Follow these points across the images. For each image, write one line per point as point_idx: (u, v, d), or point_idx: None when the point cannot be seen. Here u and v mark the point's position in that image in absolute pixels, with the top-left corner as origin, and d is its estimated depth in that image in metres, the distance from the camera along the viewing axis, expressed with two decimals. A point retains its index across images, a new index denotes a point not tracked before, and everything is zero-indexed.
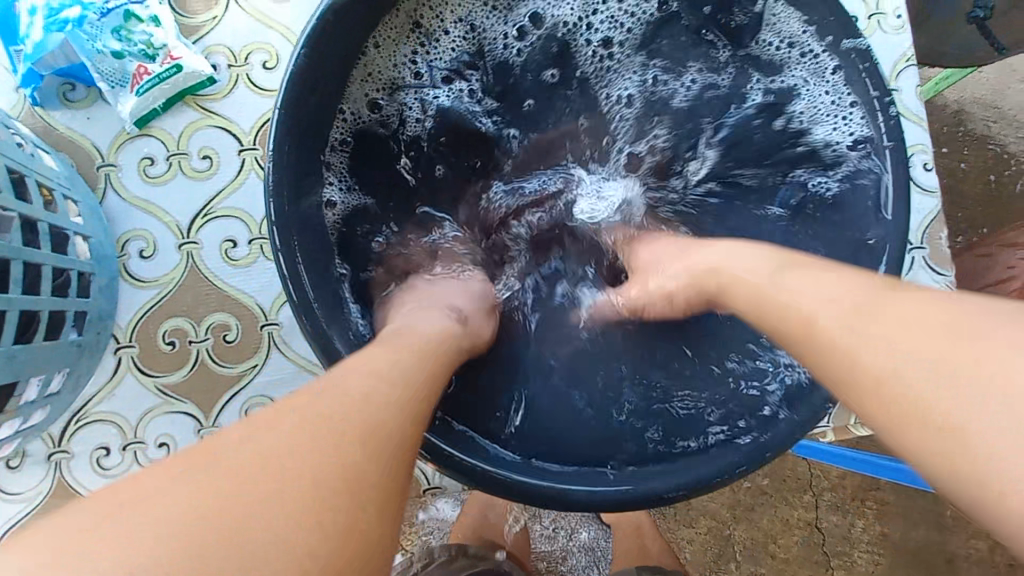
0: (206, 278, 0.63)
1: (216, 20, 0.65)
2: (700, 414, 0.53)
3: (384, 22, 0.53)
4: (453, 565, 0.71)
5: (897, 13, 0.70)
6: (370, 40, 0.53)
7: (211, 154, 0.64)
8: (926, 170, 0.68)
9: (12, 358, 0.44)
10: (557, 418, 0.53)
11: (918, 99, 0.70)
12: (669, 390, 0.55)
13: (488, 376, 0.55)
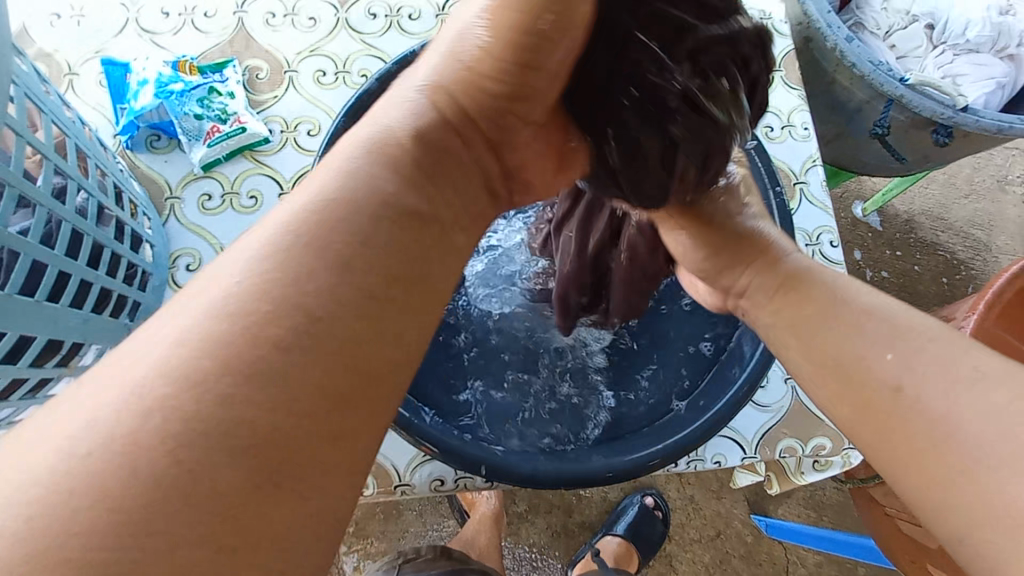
0: None
1: (276, 98, 0.85)
2: (644, 405, 0.70)
3: None
4: (436, 562, 0.82)
5: (805, 126, 0.90)
6: None
7: (257, 195, 0.81)
8: (833, 246, 0.85)
9: (87, 322, 0.57)
10: (538, 421, 0.71)
11: (824, 190, 0.88)
12: (617, 395, 0.73)
13: (485, 400, 0.71)
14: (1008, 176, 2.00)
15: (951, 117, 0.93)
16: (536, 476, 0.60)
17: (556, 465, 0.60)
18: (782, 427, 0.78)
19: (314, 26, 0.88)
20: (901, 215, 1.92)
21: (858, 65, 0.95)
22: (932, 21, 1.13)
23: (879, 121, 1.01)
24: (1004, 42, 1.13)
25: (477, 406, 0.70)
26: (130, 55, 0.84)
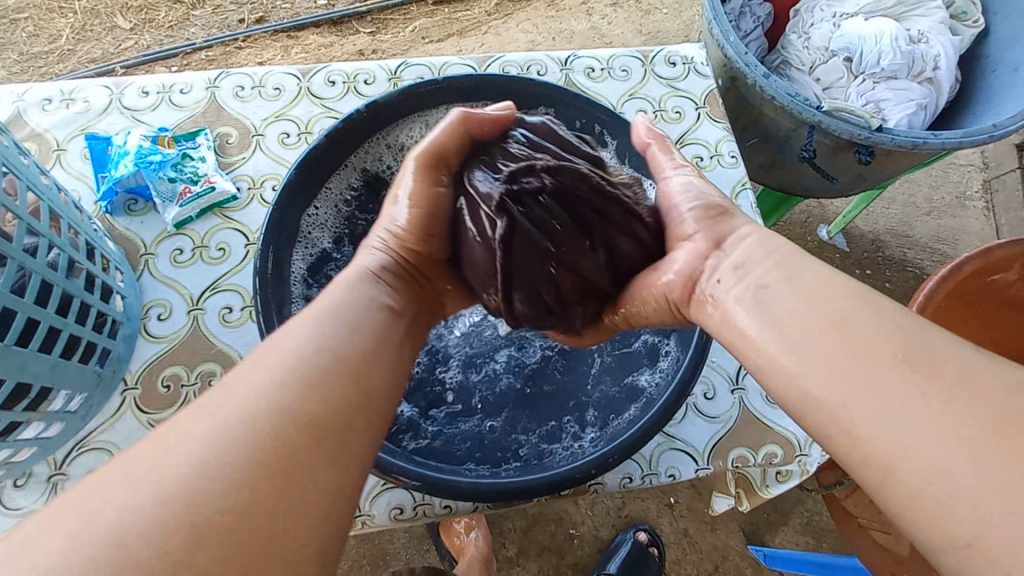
0: (205, 336, 0.82)
1: (244, 159, 0.93)
2: (598, 412, 0.74)
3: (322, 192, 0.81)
4: None
5: (732, 154, 0.99)
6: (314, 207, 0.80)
7: (225, 247, 0.87)
8: None
9: (56, 366, 0.62)
10: (499, 435, 0.73)
11: (754, 211, 0.95)
12: (572, 403, 0.76)
13: (447, 425, 0.74)
14: (968, 192, 2.07)
15: (869, 137, 1.00)
16: (503, 496, 0.64)
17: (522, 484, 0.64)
18: (732, 437, 0.80)
19: (278, 95, 0.98)
20: (867, 235, 1.98)
21: (777, 97, 1.04)
22: (849, 54, 1.23)
23: (806, 145, 1.10)
24: (920, 67, 1.20)
25: (439, 433, 0.73)
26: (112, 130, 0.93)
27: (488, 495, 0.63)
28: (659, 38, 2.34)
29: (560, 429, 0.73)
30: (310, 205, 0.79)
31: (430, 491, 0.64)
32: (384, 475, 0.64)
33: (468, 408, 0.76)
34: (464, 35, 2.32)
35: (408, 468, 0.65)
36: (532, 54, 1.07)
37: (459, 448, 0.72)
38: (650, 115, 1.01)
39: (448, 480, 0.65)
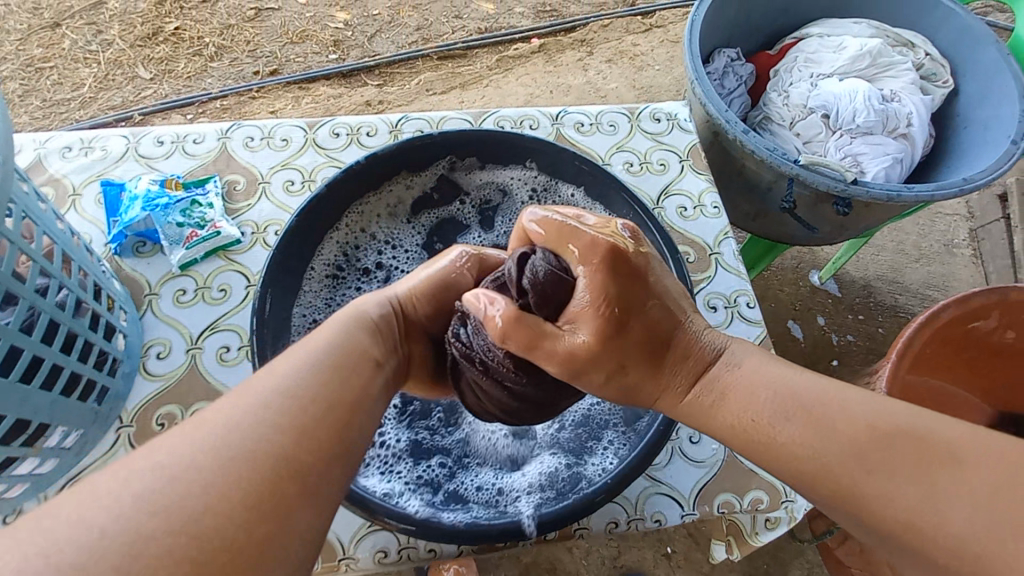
0: (202, 374, 0.84)
1: (250, 206, 0.98)
2: (592, 447, 0.75)
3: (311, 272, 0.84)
4: None
5: (714, 205, 1.03)
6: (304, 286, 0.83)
7: (226, 288, 0.91)
8: (749, 306, 0.93)
9: (55, 404, 0.64)
10: (500, 475, 0.74)
11: (736, 258, 0.99)
12: (567, 437, 0.77)
13: (449, 472, 0.75)
14: (955, 240, 2.12)
15: (844, 189, 1.05)
16: (509, 534, 0.64)
17: (526, 520, 0.65)
18: (718, 482, 0.81)
19: (285, 146, 1.04)
20: (858, 281, 2.02)
21: (757, 151, 1.10)
22: (826, 111, 1.30)
23: (786, 197, 1.15)
24: (893, 124, 1.27)
25: (442, 480, 0.74)
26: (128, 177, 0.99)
27: (494, 535, 0.64)
28: (651, 92, 2.45)
29: (574, 456, 0.75)
30: (299, 274, 0.82)
31: (438, 538, 0.64)
32: (389, 526, 0.64)
33: (467, 449, 0.77)
34: (466, 88, 2.44)
35: (413, 516, 0.65)
36: (525, 109, 1.14)
37: (462, 493, 0.72)
38: (636, 167, 1.07)
39: (452, 524, 0.65)
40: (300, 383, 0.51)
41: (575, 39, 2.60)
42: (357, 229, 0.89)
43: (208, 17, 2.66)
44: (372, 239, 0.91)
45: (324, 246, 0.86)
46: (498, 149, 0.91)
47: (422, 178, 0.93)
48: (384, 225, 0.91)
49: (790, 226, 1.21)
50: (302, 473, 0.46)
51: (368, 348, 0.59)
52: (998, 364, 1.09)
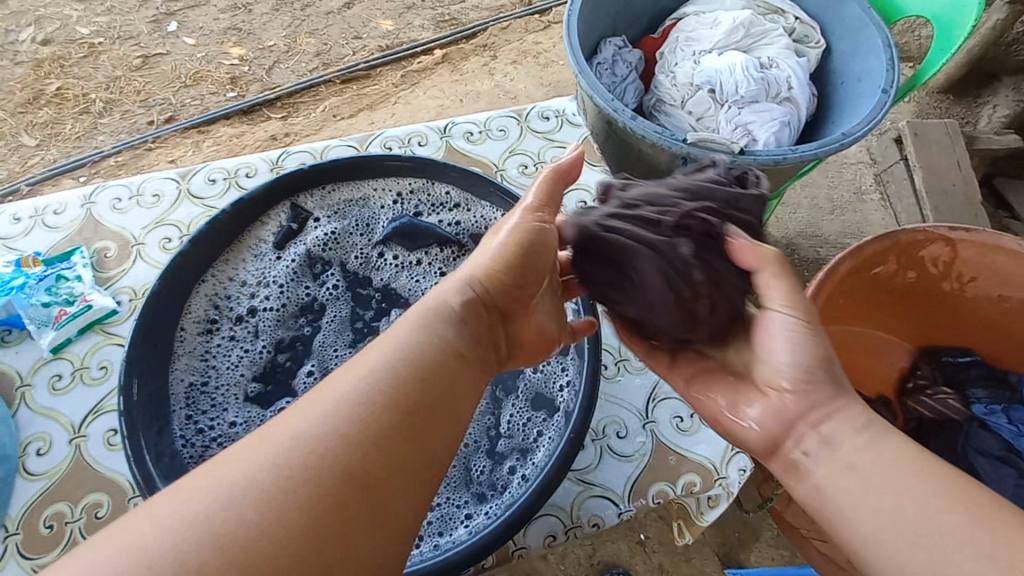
0: (88, 464, 0.77)
1: (125, 271, 0.91)
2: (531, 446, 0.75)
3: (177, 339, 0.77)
4: None
5: None
6: (172, 357, 0.76)
7: (107, 364, 0.83)
8: None
9: None
10: (445, 498, 0.72)
11: None
12: (505, 444, 0.76)
13: None
14: (863, 187, 2.23)
15: (733, 161, 1.07)
16: (466, 557, 0.62)
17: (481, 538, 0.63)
18: (649, 473, 0.80)
19: (157, 201, 0.97)
20: (781, 241, 2.09)
21: (647, 135, 1.11)
22: (712, 86, 1.34)
23: (683, 175, 1.17)
24: (775, 89, 1.32)
25: None
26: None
27: (451, 563, 0.62)
28: (560, 87, 2.47)
29: (489, 481, 0.73)
30: (161, 343, 0.75)
31: None
32: None
33: None
34: (374, 108, 2.39)
35: None
36: (413, 126, 1.11)
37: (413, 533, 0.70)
38: (531, 169, 1.06)
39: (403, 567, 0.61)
40: (362, 387, 0.54)
41: (477, 46, 2.59)
42: (229, 274, 0.83)
43: (90, 72, 2.50)
44: (244, 278, 0.83)
45: (194, 301, 0.80)
46: (377, 168, 0.89)
47: (294, 207, 0.87)
48: (257, 262, 0.85)
49: (701, 211, 1.26)
50: (318, 536, 0.45)
51: (452, 341, 0.61)
52: (903, 300, 1.13)
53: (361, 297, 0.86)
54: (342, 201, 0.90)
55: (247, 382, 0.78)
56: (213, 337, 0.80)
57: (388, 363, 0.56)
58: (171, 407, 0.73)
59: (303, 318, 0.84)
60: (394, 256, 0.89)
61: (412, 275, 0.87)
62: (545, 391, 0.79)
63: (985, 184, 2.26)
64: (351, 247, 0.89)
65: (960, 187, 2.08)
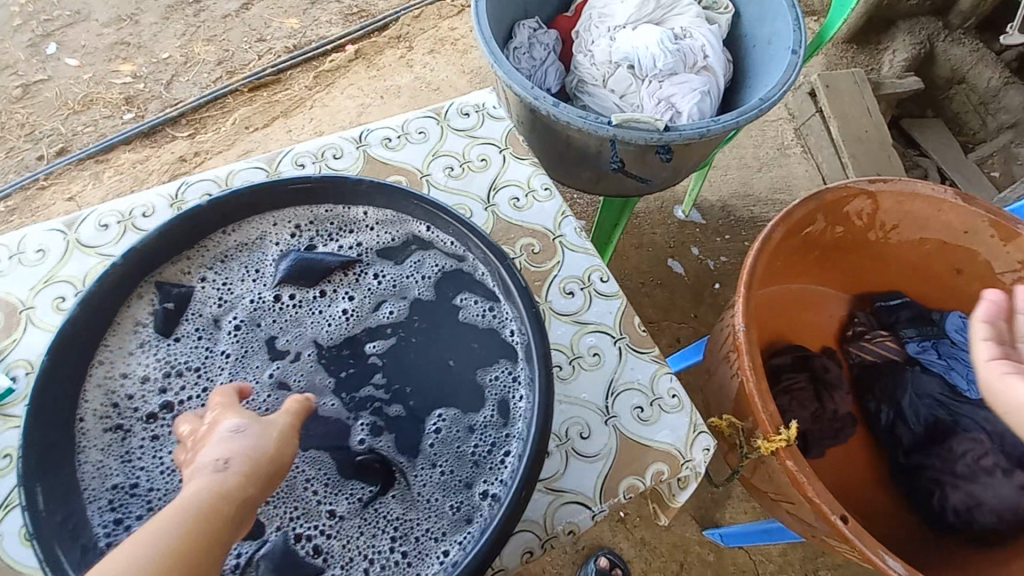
0: (5, 565, 0.69)
1: (15, 342, 0.81)
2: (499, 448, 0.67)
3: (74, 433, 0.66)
4: None
5: (545, 187, 1.00)
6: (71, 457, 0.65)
7: (10, 452, 0.74)
8: (603, 281, 0.92)
9: None
10: (413, 537, 0.63)
11: (579, 236, 0.96)
12: (471, 459, 0.67)
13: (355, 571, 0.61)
14: (785, 142, 2.30)
15: (660, 139, 1.06)
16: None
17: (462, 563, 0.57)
18: (618, 469, 0.79)
19: (44, 257, 0.87)
20: (716, 205, 2.13)
21: (571, 122, 1.08)
22: (630, 62, 1.32)
23: (613, 157, 1.15)
24: (692, 59, 1.32)
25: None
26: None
27: None
28: (484, 74, 2.41)
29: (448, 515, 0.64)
30: (54, 440, 0.64)
31: None
32: None
33: (365, 528, 0.63)
34: (289, 116, 2.25)
35: None
36: (326, 138, 1.03)
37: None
38: (457, 170, 1.01)
39: None
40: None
41: (391, 37, 2.47)
42: (118, 357, 0.71)
43: None
44: (142, 366, 0.72)
45: (85, 393, 0.69)
46: (266, 203, 0.79)
47: (182, 262, 0.77)
48: (147, 345, 0.73)
49: (634, 192, 1.26)
50: None
51: (215, 538, 0.48)
52: (836, 254, 1.17)
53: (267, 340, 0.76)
54: (237, 238, 0.80)
55: (163, 468, 0.66)
56: (116, 422, 0.69)
57: (151, 555, 0.45)
58: (82, 505, 0.63)
59: (218, 369, 0.73)
60: (295, 297, 0.78)
61: (317, 307, 0.78)
62: (504, 389, 0.71)
63: (894, 126, 2.39)
64: (245, 294, 0.78)
65: (872, 133, 2.19)
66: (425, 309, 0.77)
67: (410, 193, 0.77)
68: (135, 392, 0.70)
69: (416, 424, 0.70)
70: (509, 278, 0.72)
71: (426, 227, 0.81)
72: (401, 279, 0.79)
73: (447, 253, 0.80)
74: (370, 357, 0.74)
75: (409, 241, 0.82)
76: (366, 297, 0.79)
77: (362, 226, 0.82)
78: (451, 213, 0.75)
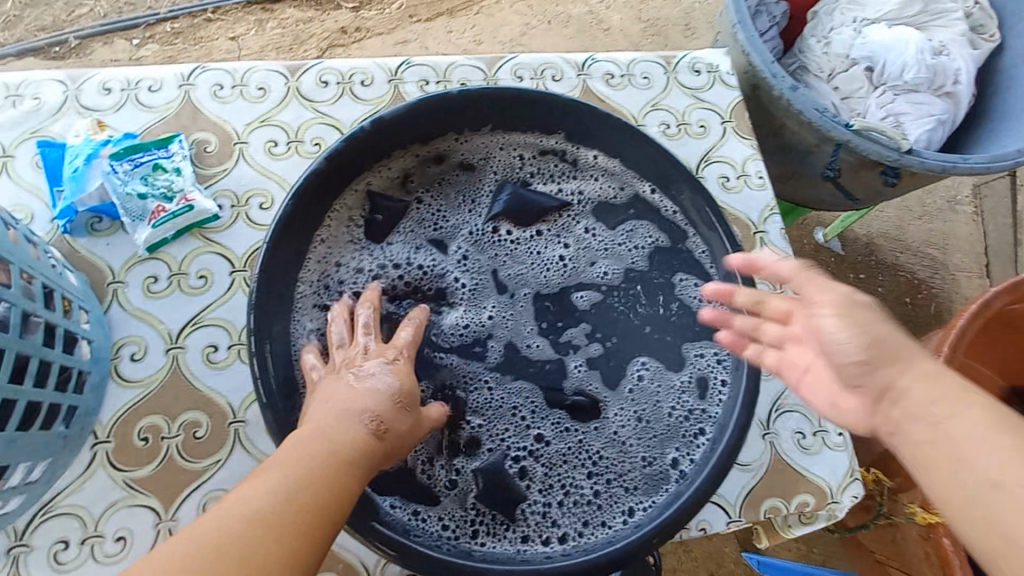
0: (187, 379, 0.72)
1: (226, 172, 0.82)
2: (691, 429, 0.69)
3: (302, 295, 0.70)
4: None
5: (759, 175, 0.91)
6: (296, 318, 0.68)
7: (207, 275, 0.77)
8: (797, 293, 0.85)
9: (11, 439, 0.52)
10: (602, 488, 0.66)
11: (784, 238, 0.89)
12: (660, 434, 0.69)
13: (542, 507, 0.65)
14: (958, 197, 2.06)
15: (897, 159, 0.95)
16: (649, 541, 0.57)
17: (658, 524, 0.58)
18: (764, 486, 0.76)
19: (263, 96, 0.86)
20: (862, 238, 1.98)
21: (805, 112, 0.98)
22: (871, 63, 1.18)
23: (829, 163, 1.05)
24: (939, 80, 1.16)
25: (539, 522, 0.64)
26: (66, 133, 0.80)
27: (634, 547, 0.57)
28: (660, 27, 2.23)
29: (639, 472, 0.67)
30: (280, 290, 0.64)
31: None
32: None
33: (559, 466, 0.68)
34: (453, 16, 2.16)
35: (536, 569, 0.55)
36: (546, 54, 0.97)
37: (571, 527, 0.64)
38: (673, 129, 0.93)
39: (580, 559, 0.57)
40: (255, 502, 0.43)
41: None
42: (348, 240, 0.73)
43: None
44: (363, 254, 0.74)
45: (308, 267, 0.71)
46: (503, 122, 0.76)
47: (412, 159, 0.76)
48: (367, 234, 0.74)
49: (827, 206, 1.16)
50: None
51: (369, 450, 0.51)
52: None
53: (480, 266, 0.76)
54: (462, 151, 0.78)
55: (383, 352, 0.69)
56: (340, 297, 0.72)
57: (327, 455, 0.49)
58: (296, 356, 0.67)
59: (437, 272, 0.75)
60: (513, 232, 0.78)
61: (534, 248, 0.77)
62: (704, 373, 0.71)
63: None
64: (464, 215, 0.78)
65: None
66: (638, 278, 0.76)
67: (656, 148, 0.71)
68: (357, 276, 0.73)
69: (622, 371, 0.72)
70: (737, 265, 0.67)
71: (650, 189, 0.77)
72: (615, 241, 0.77)
73: (663, 219, 0.76)
74: (580, 311, 0.75)
75: (632, 201, 0.78)
76: (580, 249, 0.78)
77: (587, 171, 0.79)
78: (693, 181, 0.70)
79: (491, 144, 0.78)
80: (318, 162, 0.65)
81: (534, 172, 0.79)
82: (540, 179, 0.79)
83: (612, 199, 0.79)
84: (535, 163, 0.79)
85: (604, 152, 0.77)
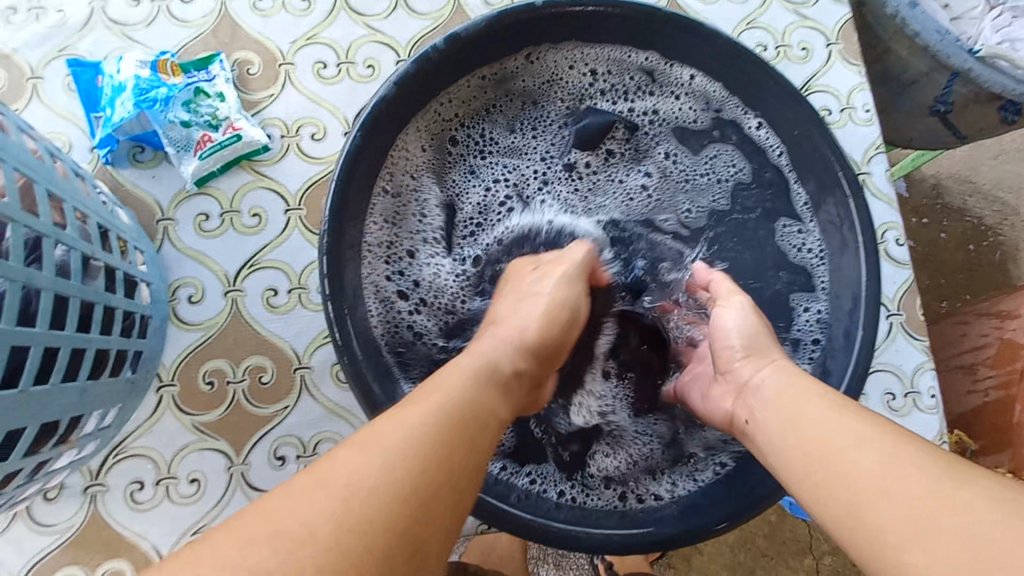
0: (248, 324, 0.69)
1: (273, 97, 0.74)
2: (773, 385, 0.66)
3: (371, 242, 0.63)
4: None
5: (866, 109, 0.81)
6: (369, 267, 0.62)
7: (260, 213, 0.72)
8: (898, 244, 0.78)
9: (85, 390, 0.49)
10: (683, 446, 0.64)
11: (888, 181, 0.80)
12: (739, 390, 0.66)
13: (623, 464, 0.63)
14: None
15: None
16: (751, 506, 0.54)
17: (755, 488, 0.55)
18: None
19: (309, 8, 0.76)
20: (928, 179, 1.77)
21: (923, 34, 0.86)
22: None
23: (941, 97, 0.93)
24: None
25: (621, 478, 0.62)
26: (119, 71, 0.69)
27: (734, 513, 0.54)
28: None
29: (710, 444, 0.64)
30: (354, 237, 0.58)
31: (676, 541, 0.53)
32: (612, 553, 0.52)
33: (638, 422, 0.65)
34: None
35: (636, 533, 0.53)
36: None
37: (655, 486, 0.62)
38: (771, 52, 0.82)
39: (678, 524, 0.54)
40: (438, 436, 0.40)
41: None
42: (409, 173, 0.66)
43: None
44: (426, 191, 0.68)
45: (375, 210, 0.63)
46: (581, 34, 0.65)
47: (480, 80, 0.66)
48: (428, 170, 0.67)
49: (922, 145, 1.05)
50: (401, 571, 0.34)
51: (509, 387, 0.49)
52: None
53: (554, 199, 0.70)
54: (529, 74, 0.69)
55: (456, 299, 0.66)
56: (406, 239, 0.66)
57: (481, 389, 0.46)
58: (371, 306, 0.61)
59: (506, 206, 0.70)
60: (590, 162, 0.71)
61: (612, 176, 0.71)
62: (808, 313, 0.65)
63: None
64: (531, 143, 0.71)
65: None
66: (721, 209, 0.70)
67: (757, 63, 0.61)
68: (422, 216, 0.67)
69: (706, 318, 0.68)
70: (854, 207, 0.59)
71: (743, 111, 0.68)
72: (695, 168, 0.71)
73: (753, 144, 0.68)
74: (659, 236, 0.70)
75: (720, 131, 0.70)
76: (659, 181, 0.71)
77: (667, 90, 0.70)
78: (809, 108, 0.60)
79: (560, 65, 0.69)
80: (387, 88, 0.57)
81: (605, 95, 0.71)
82: (610, 99, 0.71)
83: (691, 121, 0.70)
84: (609, 84, 0.70)
85: (690, 72, 0.67)
